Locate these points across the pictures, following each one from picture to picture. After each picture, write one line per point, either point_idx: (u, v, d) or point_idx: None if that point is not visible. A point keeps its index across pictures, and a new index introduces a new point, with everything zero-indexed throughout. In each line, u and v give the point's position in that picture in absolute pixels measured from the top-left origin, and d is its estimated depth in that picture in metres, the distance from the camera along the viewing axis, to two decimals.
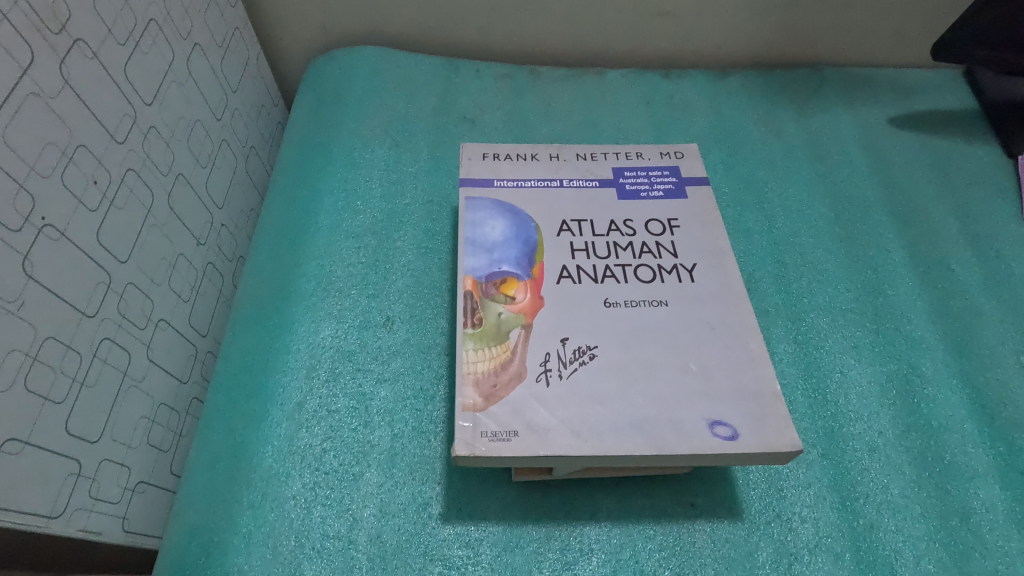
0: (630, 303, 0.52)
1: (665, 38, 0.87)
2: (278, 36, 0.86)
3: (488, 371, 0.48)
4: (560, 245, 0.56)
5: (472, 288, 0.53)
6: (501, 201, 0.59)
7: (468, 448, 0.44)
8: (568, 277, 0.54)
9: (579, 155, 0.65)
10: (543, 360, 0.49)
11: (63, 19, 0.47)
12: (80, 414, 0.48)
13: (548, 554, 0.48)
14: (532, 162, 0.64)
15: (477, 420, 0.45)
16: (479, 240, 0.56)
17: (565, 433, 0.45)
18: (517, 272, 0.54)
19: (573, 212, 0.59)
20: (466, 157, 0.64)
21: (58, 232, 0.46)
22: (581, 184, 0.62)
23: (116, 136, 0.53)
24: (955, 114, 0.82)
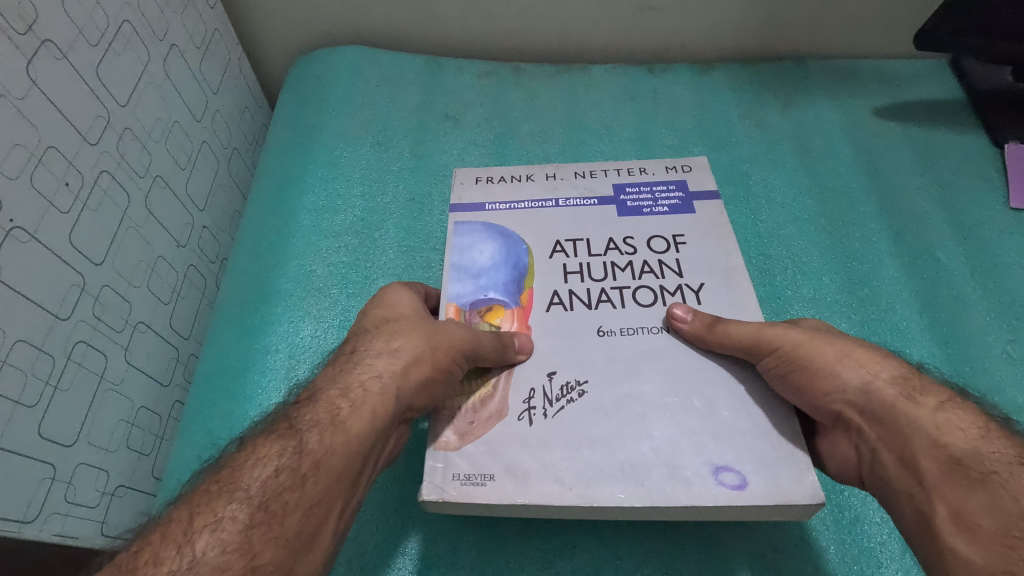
0: (626, 331, 0.47)
1: (648, 33, 0.86)
2: (259, 35, 0.85)
3: (467, 407, 0.45)
4: (553, 266, 0.52)
5: (455, 316, 0.49)
6: (491, 223, 0.55)
7: (437, 492, 0.41)
8: (559, 304, 0.50)
9: (577, 172, 0.60)
10: (527, 397, 0.45)
11: (30, 20, 0.47)
12: (53, 418, 0.48)
13: (528, 552, 0.47)
14: (528, 184, 0.59)
15: (450, 465, 0.42)
16: (465, 266, 0.52)
17: (548, 479, 0.41)
18: (505, 299, 0.50)
19: (570, 231, 0.55)
20: (459, 182, 0.60)
21: (27, 234, 0.46)
22: (579, 203, 0.57)
23: (89, 138, 0.52)
24: (940, 105, 0.82)
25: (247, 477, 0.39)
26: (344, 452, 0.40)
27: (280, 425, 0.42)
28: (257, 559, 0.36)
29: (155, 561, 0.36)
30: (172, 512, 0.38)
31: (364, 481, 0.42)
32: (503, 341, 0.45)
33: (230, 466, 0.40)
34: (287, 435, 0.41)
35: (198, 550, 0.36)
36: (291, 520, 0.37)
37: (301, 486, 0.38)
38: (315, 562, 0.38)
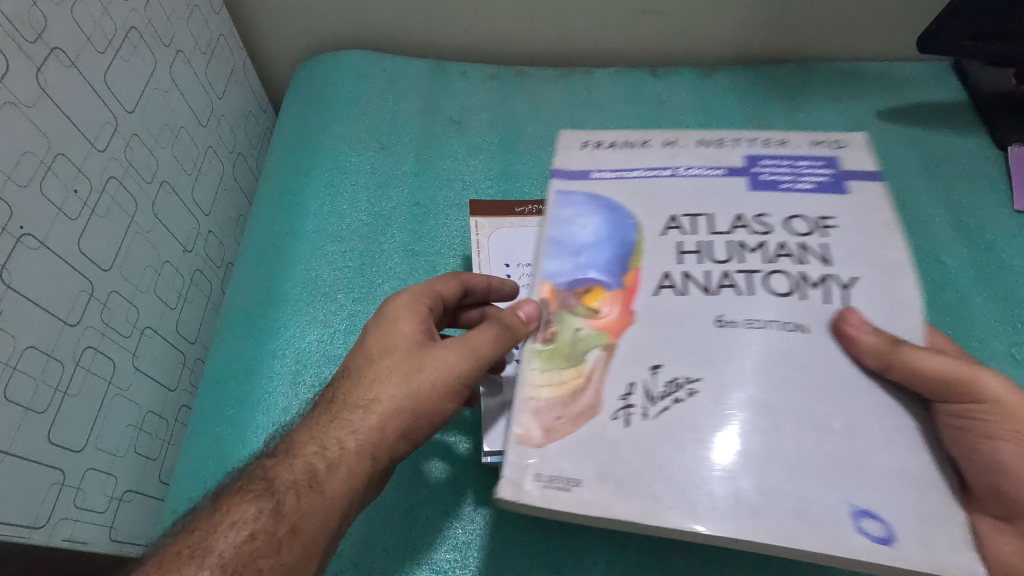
0: (753, 324, 0.38)
1: (651, 37, 0.87)
2: (263, 40, 0.86)
3: (553, 399, 0.38)
4: (665, 245, 0.42)
5: (548, 296, 0.42)
6: (598, 193, 0.45)
7: (514, 491, 0.34)
8: (670, 287, 0.40)
9: (703, 139, 0.47)
10: (625, 393, 0.37)
11: (40, 27, 0.47)
12: (62, 424, 0.48)
13: (535, 556, 0.48)
14: (646, 150, 0.47)
15: (529, 460, 0.35)
16: (564, 241, 0.44)
17: (653, 499, 0.34)
18: (609, 280, 0.41)
19: (689, 206, 0.44)
20: (563, 144, 0.49)
21: (37, 241, 0.46)
22: (702, 173, 0.45)
23: (97, 144, 0.53)
24: (943, 107, 0.82)
25: (220, 540, 0.39)
26: (320, 515, 0.40)
27: (255, 482, 0.41)
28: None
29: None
30: (146, 573, 0.39)
31: (346, 526, 0.42)
32: (511, 330, 0.41)
33: (203, 527, 0.40)
34: (262, 495, 0.41)
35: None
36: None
37: (277, 548, 0.39)
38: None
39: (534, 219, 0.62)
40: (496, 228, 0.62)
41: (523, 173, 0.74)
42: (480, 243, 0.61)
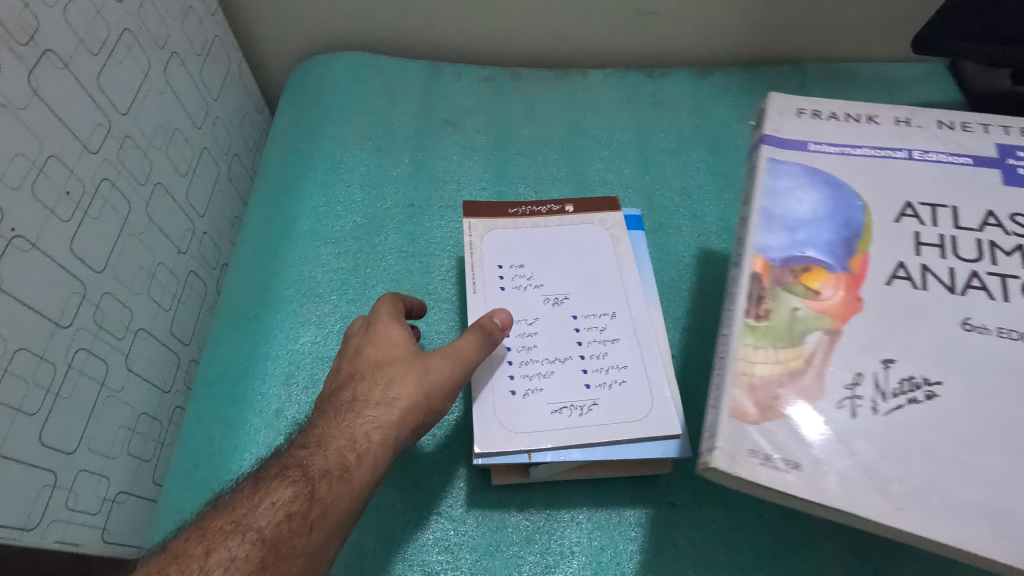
0: (1005, 329, 0.38)
1: (647, 37, 0.87)
2: (258, 41, 0.86)
3: (771, 376, 0.37)
4: (896, 236, 0.43)
5: (761, 270, 0.42)
6: (814, 167, 0.46)
7: (730, 463, 0.34)
8: (906, 279, 0.41)
9: (940, 122, 0.49)
10: (850, 382, 0.37)
11: (31, 30, 0.47)
12: (54, 425, 0.48)
13: (527, 557, 0.48)
14: (870, 126, 0.49)
15: (745, 437, 0.35)
16: (779, 215, 0.44)
17: (872, 492, 0.33)
18: (829, 264, 0.42)
19: (929, 197, 0.45)
20: (777, 110, 0.50)
21: (28, 243, 0.46)
22: (949, 159, 0.46)
23: (90, 146, 0.53)
24: (938, 108, 0.82)
25: (257, 518, 0.40)
26: (350, 500, 0.42)
27: (286, 467, 0.43)
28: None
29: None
30: (187, 546, 0.39)
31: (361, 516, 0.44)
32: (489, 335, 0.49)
33: (241, 505, 0.41)
34: (296, 477, 0.42)
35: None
36: (297, 561, 0.39)
37: (308, 530, 0.40)
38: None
39: (528, 220, 0.63)
40: (489, 229, 0.62)
41: (517, 175, 0.74)
42: (474, 244, 0.61)
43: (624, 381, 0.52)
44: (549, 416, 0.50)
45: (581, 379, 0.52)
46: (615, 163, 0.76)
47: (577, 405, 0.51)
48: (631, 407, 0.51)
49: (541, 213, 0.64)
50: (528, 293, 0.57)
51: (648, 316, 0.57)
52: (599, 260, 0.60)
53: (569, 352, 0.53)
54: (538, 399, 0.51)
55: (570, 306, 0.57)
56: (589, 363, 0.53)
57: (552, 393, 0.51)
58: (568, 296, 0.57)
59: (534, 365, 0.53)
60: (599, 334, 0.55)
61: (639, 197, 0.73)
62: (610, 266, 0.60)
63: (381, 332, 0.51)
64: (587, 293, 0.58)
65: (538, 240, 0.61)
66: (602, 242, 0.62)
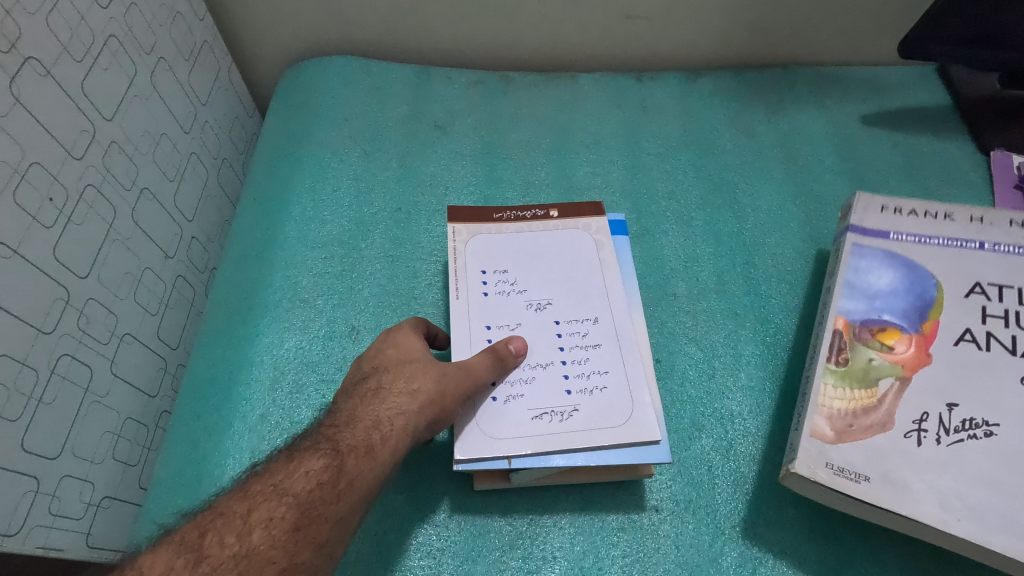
0: None
1: (636, 42, 0.87)
2: (247, 45, 0.86)
3: (845, 411, 0.48)
4: (967, 306, 0.53)
5: (843, 328, 0.52)
6: (895, 252, 0.56)
7: (810, 469, 0.45)
8: (971, 339, 0.51)
9: (1012, 221, 0.57)
10: (919, 418, 0.47)
11: (13, 37, 0.47)
12: (37, 431, 0.48)
13: (509, 562, 0.48)
14: (947, 223, 0.58)
15: (826, 453, 0.46)
16: (860, 286, 0.55)
17: (934, 503, 0.43)
18: (903, 325, 0.52)
19: (995, 277, 0.54)
20: (862, 206, 0.59)
21: (10, 249, 0.46)
22: (1009, 250, 0.56)
23: (73, 152, 0.53)
24: (927, 112, 0.83)
25: (292, 483, 0.42)
26: (376, 476, 0.43)
27: (315, 442, 0.45)
28: (296, 557, 0.39)
29: (218, 545, 0.40)
30: (231, 504, 0.42)
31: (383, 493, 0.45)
32: (499, 356, 0.51)
33: (276, 472, 0.43)
34: (327, 450, 0.44)
35: (253, 543, 0.39)
36: (325, 527, 0.41)
37: (336, 498, 0.42)
38: (337, 563, 0.41)
39: (512, 225, 0.63)
40: (473, 235, 0.62)
41: (506, 179, 0.74)
42: (457, 250, 0.61)
43: (605, 386, 0.52)
44: (528, 422, 0.50)
45: (561, 385, 0.52)
46: (604, 167, 0.76)
47: (557, 411, 0.51)
48: (611, 413, 0.51)
49: (525, 218, 0.64)
50: (511, 299, 0.57)
51: (629, 320, 0.57)
52: (582, 265, 0.60)
53: (550, 357, 0.54)
54: (518, 405, 0.51)
55: (552, 311, 0.57)
56: (570, 369, 0.53)
57: (532, 398, 0.51)
58: (551, 302, 0.57)
59: (515, 372, 0.53)
60: (581, 339, 0.55)
61: (627, 201, 0.73)
62: (593, 271, 0.60)
63: (405, 336, 0.52)
64: (570, 298, 0.58)
65: (523, 246, 0.62)
66: (586, 247, 0.62)
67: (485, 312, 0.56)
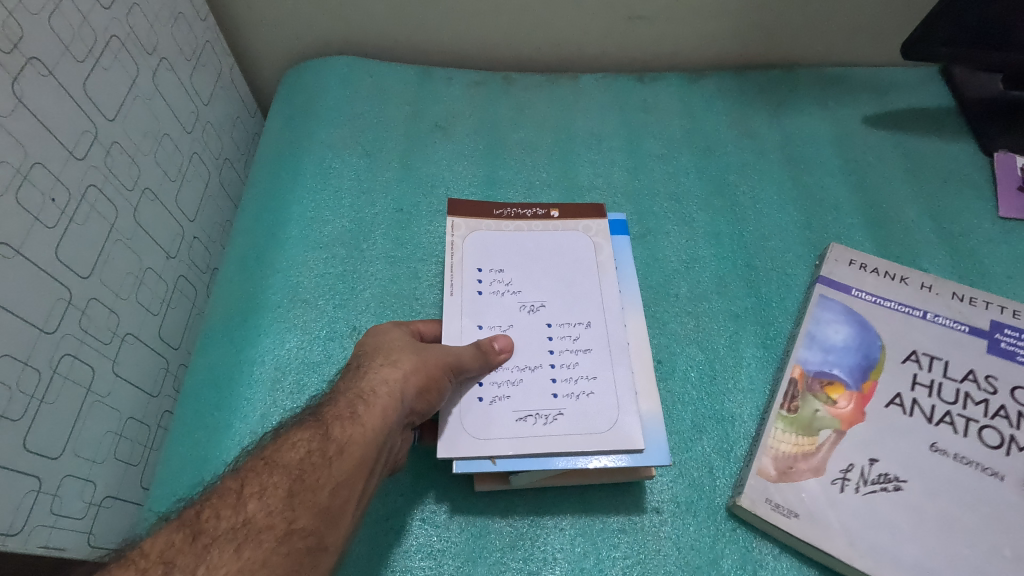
0: (963, 458, 0.51)
1: (638, 42, 0.87)
2: (249, 45, 0.86)
3: (790, 453, 0.52)
4: (903, 373, 0.56)
5: (799, 376, 0.57)
6: (854, 309, 0.60)
7: (750, 502, 0.50)
8: (900, 406, 0.54)
9: (955, 293, 0.60)
10: (844, 468, 0.51)
11: (15, 38, 0.47)
12: (39, 430, 0.49)
13: (510, 564, 0.48)
14: (902, 285, 0.61)
15: (767, 490, 0.51)
16: (818, 338, 0.59)
17: (842, 540, 0.48)
18: (849, 380, 0.56)
19: (929, 346, 0.57)
20: (834, 257, 0.64)
21: (12, 250, 0.46)
22: (948, 324, 0.59)
23: (75, 153, 0.53)
24: (930, 113, 0.82)
25: (284, 455, 0.42)
26: (365, 442, 0.43)
27: (308, 416, 0.45)
28: (296, 523, 0.39)
29: (214, 517, 0.40)
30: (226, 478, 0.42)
31: (383, 466, 0.45)
32: (483, 351, 0.51)
33: (269, 446, 0.44)
34: (315, 423, 0.44)
35: (249, 513, 0.39)
36: (323, 493, 0.41)
37: (329, 465, 0.42)
38: (344, 529, 0.41)
39: (512, 223, 0.63)
40: (472, 231, 0.62)
41: (506, 180, 0.74)
42: (455, 245, 0.61)
43: (592, 391, 0.52)
44: (514, 424, 0.50)
45: (548, 388, 0.52)
46: (604, 168, 0.76)
47: (542, 413, 0.51)
48: (596, 417, 0.51)
49: (525, 217, 0.64)
50: (505, 299, 0.57)
51: (625, 326, 0.57)
52: (579, 269, 0.60)
53: (540, 360, 0.53)
54: (505, 406, 0.51)
55: (545, 314, 0.57)
56: (558, 372, 0.53)
57: (519, 400, 0.51)
58: (544, 304, 0.57)
59: (504, 373, 0.52)
60: (571, 343, 0.55)
61: (628, 202, 0.73)
62: (589, 276, 0.60)
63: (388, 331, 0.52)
64: (564, 301, 0.58)
65: (521, 247, 0.62)
66: (584, 250, 0.62)
67: (478, 311, 0.56)
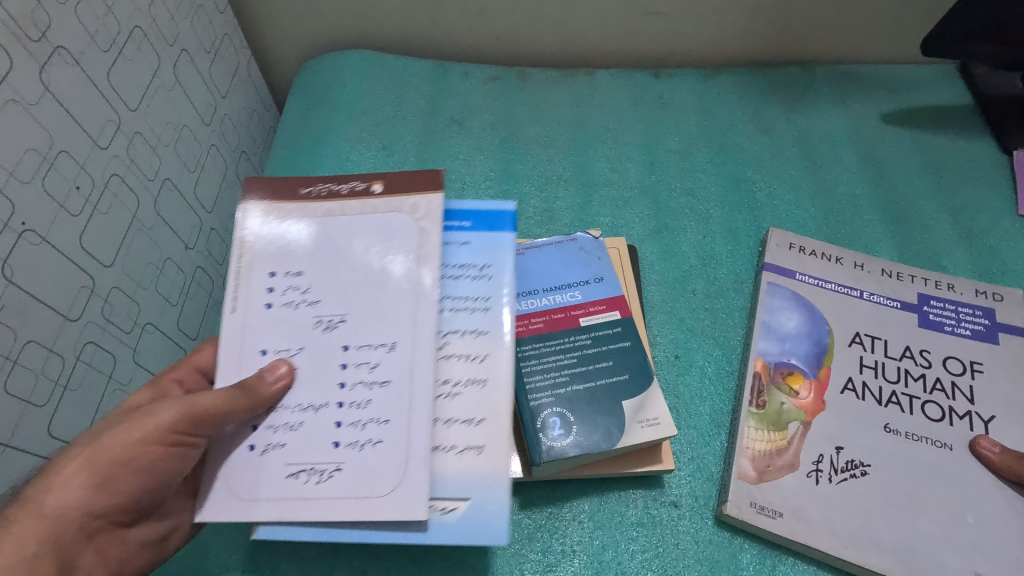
0: (913, 435, 0.53)
1: (654, 37, 0.86)
2: (266, 38, 0.86)
3: (765, 451, 0.52)
4: (849, 356, 0.58)
5: (760, 370, 0.57)
6: (800, 295, 0.61)
7: (737, 510, 0.50)
8: (852, 390, 0.55)
9: (885, 270, 0.63)
10: (815, 460, 0.52)
11: (43, 26, 0.48)
12: (62, 418, 0.49)
13: (529, 556, 0.48)
14: (836, 266, 0.63)
15: (750, 493, 0.50)
16: (773, 328, 0.60)
17: (827, 534, 0.48)
18: (806, 368, 0.57)
19: (866, 327, 0.59)
20: (773, 244, 0.65)
21: (38, 237, 0.47)
22: (882, 301, 0.61)
23: (99, 142, 0.53)
24: (949, 111, 0.82)
25: None
26: None
27: None
28: None
29: None
30: None
31: None
32: (247, 387, 0.41)
33: None
34: None
35: None
36: None
37: None
38: None
39: (322, 205, 0.47)
40: (268, 219, 0.46)
41: (524, 174, 0.74)
42: (245, 242, 0.45)
43: (380, 441, 0.41)
44: (282, 481, 0.41)
45: (329, 436, 0.41)
46: (620, 163, 0.76)
47: (317, 468, 0.41)
48: (380, 477, 0.40)
49: (339, 195, 0.47)
50: (298, 313, 0.44)
51: (473, 362, 0.44)
52: (388, 271, 0.45)
53: (325, 398, 0.42)
54: (276, 458, 0.41)
55: (343, 332, 0.43)
56: (345, 414, 0.42)
57: (295, 450, 0.41)
58: (344, 319, 0.44)
59: (281, 415, 0.42)
60: (367, 374, 0.42)
61: (645, 198, 0.73)
62: (403, 279, 0.44)
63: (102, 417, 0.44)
64: (370, 313, 0.44)
65: (325, 238, 0.46)
66: (405, 236, 0.45)
67: (263, 331, 0.44)
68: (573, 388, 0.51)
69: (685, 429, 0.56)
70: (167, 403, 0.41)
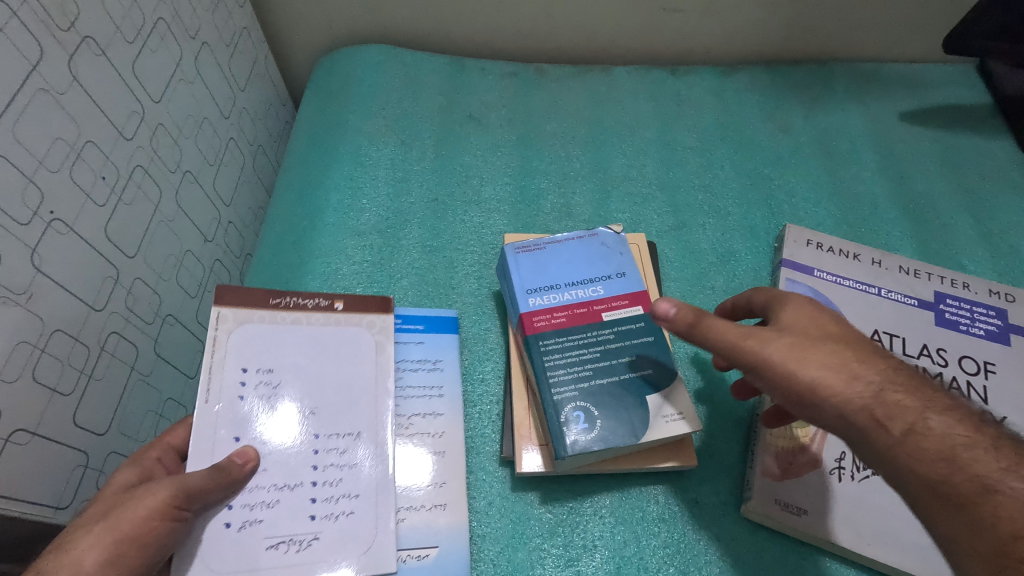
0: None
1: (672, 34, 0.86)
2: (284, 34, 0.87)
3: (788, 448, 0.52)
4: None
5: None
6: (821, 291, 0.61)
7: (762, 505, 0.49)
8: None
9: (901, 267, 0.63)
10: (838, 457, 0.51)
11: (72, 17, 0.48)
12: (87, 408, 0.49)
13: (550, 550, 0.48)
14: (852, 262, 0.63)
15: (775, 490, 0.50)
16: None
17: (851, 532, 0.48)
18: None
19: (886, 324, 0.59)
20: (791, 239, 0.65)
21: (66, 226, 0.47)
22: (900, 299, 0.60)
23: (124, 133, 0.53)
24: (969, 110, 0.81)
25: None
26: None
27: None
28: None
29: None
30: None
31: None
32: (224, 468, 0.41)
33: None
34: None
35: None
36: None
37: None
38: None
39: (289, 314, 0.49)
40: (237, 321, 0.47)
41: (541, 169, 0.74)
42: (217, 341, 0.46)
43: (351, 513, 0.44)
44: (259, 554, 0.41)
45: (304, 510, 0.43)
46: (637, 159, 0.76)
47: (296, 539, 0.42)
48: (349, 543, 0.43)
49: (307, 307, 0.49)
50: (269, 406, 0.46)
51: (436, 437, 0.51)
52: (352, 370, 0.49)
53: (301, 477, 0.44)
54: (255, 534, 0.42)
55: (313, 420, 0.46)
56: (320, 491, 0.44)
57: (273, 523, 0.42)
58: (315, 410, 0.46)
59: (259, 493, 0.43)
60: (338, 457, 0.45)
61: (663, 194, 0.72)
62: (365, 380, 0.48)
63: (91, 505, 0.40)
64: (338, 403, 0.47)
65: (294, 339, 0.48)
66: (366, 343, 0.50)
67: (233, 420, 0.44)
68: (596, 382, 0.51)
69: (708, 425, 0.56)
70: (161, 482, 0.39)
